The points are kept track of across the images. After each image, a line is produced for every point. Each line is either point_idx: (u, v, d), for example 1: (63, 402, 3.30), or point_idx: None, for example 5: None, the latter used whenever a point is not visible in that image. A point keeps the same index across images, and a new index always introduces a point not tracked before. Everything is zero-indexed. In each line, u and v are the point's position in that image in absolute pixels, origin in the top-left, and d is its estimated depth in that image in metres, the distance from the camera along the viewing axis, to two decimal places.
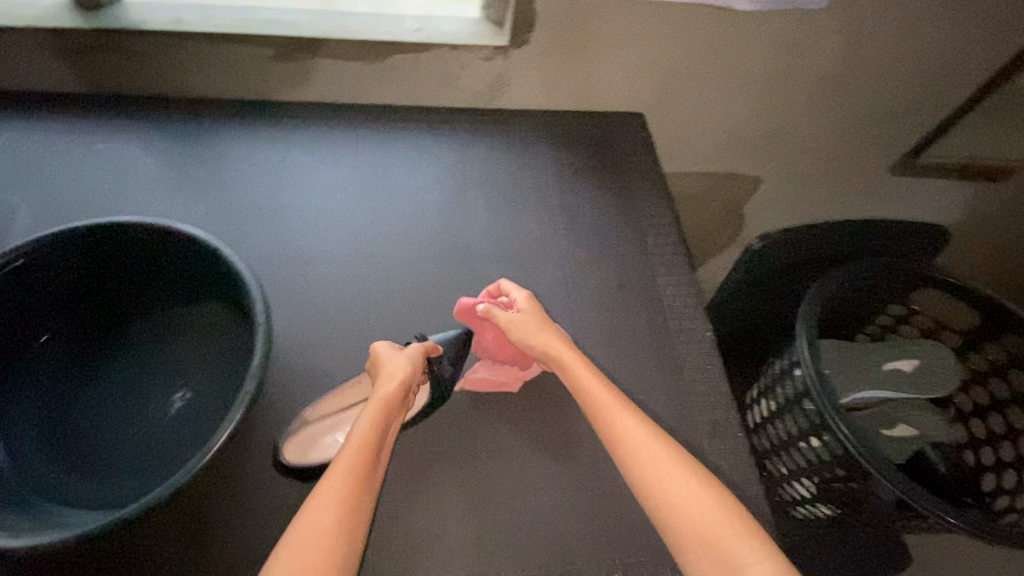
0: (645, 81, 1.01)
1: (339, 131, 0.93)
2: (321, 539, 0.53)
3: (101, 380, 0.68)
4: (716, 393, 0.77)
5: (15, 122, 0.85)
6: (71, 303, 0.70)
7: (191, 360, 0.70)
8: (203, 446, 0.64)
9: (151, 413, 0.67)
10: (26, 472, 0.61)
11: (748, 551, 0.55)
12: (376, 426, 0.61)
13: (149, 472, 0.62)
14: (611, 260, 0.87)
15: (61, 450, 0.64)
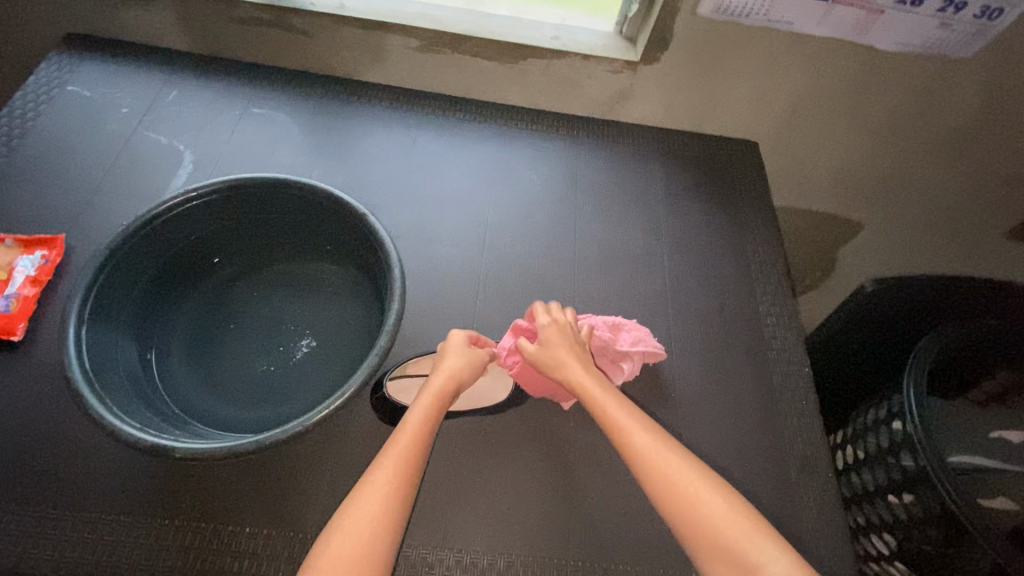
0: (763, 111, 1.01)
1: (464, 124, 0.98)
2: (367, 528, 0.54)
3: (241, 314, 0.83)
4: (804, 427, 0.77)
5: (185, 80, 0.95)
6: (230, 245, 0.87)
7: (312, 313, 0.83)
8: (318, 391, 0.75)
9: (280, 352, 0.79)
10: (174, 374, 0.77)
11: (762, 552, 0.54)
12: (424, 416, 0.63)
13: (271, 400, 0.75)
14: (710, 280, 0.88)
15: (201, 363, 0.79)
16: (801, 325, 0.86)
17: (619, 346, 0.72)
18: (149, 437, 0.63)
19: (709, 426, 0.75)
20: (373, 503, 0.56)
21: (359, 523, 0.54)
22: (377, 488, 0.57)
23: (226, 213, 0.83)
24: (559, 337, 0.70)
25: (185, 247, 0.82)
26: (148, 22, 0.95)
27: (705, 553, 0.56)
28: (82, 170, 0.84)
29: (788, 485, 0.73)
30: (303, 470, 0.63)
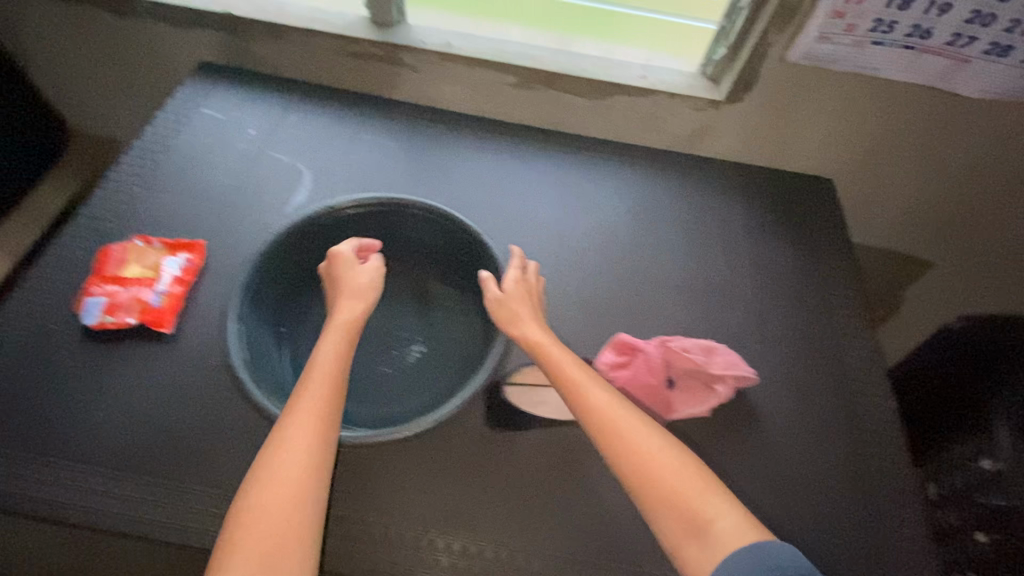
0: (842, 152, 1.04)
1: (551, 153, 1.05)
2: (305, 443, 0.62)
3: (362, 315, 0.94)
4: (880, 458, 0.79)
5: (302, 105, 1.05)
6: (355, 253, 0.98)
7: (423, 323, 0.94)
8: (429, 393, 0.85)
9: (395, 354, 0.90)
10: (304, 365, 0.88)
11: (713, 509, 0.59)
12: (332, 352, 0.71)
13: (388, 397, 0.85)
14: (789, 312, 0.91)
15: (327, 355, 0.90)
16: (881, 359, 0.88)
17: (714, 369, 0.76)
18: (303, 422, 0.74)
19: (792, 453, 0.78)
20: (309, 422, 0.63)
21: (304, 438, 0.62)
22: (309, 407, 0.65)
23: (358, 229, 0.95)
24: (522, 294, 0.80)
25: (322, 250, 0.93)
26: (273, 54, 1.06)
27: (657, 502, 0.61)
28: (215, 183, 0.93)
29: (868, 514, 0.75)
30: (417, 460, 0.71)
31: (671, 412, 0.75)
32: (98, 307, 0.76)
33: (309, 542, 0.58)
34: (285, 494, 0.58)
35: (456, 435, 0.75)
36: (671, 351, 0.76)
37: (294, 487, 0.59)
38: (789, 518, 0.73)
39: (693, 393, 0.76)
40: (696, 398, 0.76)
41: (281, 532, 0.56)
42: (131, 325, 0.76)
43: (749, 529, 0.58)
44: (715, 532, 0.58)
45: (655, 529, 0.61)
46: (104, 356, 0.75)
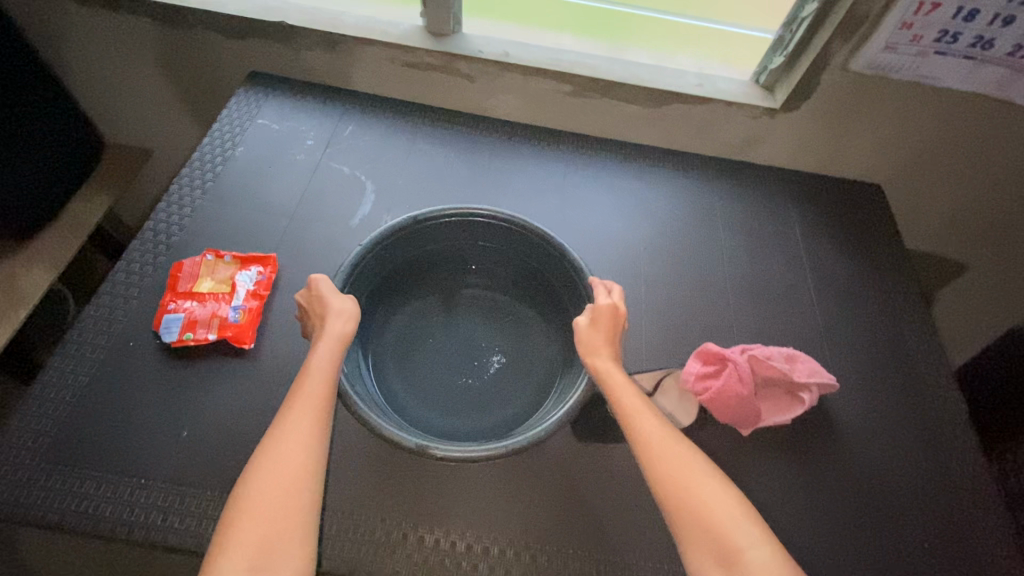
0: (890, 159, 1.06)
1: (605, 162, 1.06)
2: (299, 441, 0.60)
3: (438, 328, 0.92)
4: (951, 462, 0.80)
5: (357, 115, 1.04)
6: (430, 262, 0.96)
7: (504, 334, 0.92)
8: (515, 406, 0.85)
9: (476, 367, 0.88)
10: (386, 379, 0.86)
11: (745, 539, 0.57)
12: (328, 358, 0.68)
13: (474, 411, 0.84)
14: (851, 318, 0.92)
15: (408, 368, 0.88)
16: (945, 363, 0.89)
17: (799, 377, 0.77)
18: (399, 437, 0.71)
19: (870, 458, 0.79)
20: (303, 421, 0.61)
21: (298, 437, 0.60)
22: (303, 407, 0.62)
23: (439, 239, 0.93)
24: (608, 324, 0.75)
25: (400, 259, 0.92)
26: (326, 64, 1.05)
27: (687, 527, 0.59)
28: (278, 194, 0.92)
29: (950, 517, 0.76)
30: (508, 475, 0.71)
31: (759, 422, 0.76)
32: (177, 324, 0.75)
33: (307, 543, 0.57)
34: (281, 495, 0.57)
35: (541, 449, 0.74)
36: (760, 362, 0.76)
37: (287, 484, 0.57)
38: (873, 521, 0.74)
39: (777, 400, 0.78)
40: (780, 405, 0.78)
41: (272, 532, 0.55)
42: (211, 341, 0.74)
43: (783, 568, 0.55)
44: (746, 566, 0.55)
45: (685, 554, 0.59)
46: (181, 372, 0.72)
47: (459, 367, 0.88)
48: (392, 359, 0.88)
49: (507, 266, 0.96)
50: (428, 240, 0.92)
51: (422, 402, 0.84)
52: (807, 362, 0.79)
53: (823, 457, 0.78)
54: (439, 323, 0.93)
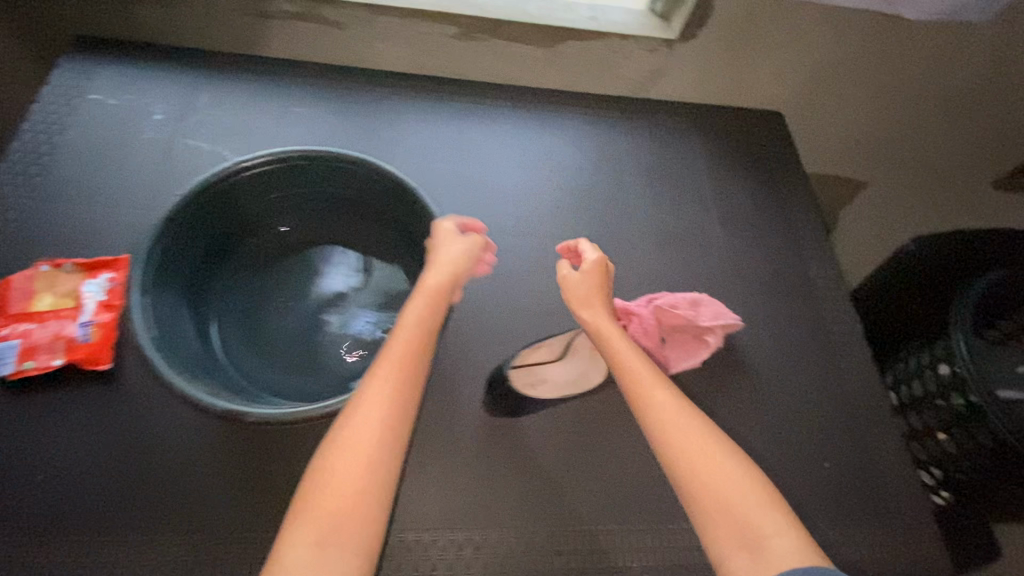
0: (789, 83, 1.04)
1: (503, 110, 0.98)
2: (381, 412, 0.55)
3: (291, 288, 0.87)
4: (853, 382, 0.83)
5: (215, 80, 0.91)
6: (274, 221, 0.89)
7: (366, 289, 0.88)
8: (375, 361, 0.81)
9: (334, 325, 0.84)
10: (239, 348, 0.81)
11: (771, 525, 0.52)
12: (416, 313, 0.65)
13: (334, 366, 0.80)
14: (757, 253, 0.92)
15: (264, 333, 0.83)
16: (844, 287, 0.92)
17: (704, 321, 0.78)
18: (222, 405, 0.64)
19: (778, 389, 0.81)
20: (377, 409, 0.55)
21: (379, 402, 0.56)
22: (399, 375, 0.58)
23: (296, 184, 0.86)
24: (599, 279, 0.73)
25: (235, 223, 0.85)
26: (167, 21, 0.90)
27: (699, 508, 0.54)
28: (124, 182, 0.79)
29: (854, 434, 0.79)
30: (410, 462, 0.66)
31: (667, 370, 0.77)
32: (12, 352, 0.64)
33: (368, 551, 0.50)
34: (348, 479, 0.51)
35: (446, 431, 0.70)
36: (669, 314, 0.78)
37: (361, 464, 0.52)
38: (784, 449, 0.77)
39: (686, 346, 0.79)
40: (688, 350, 0.79)
41: (340, 516, 0.50)
42: (59, 366, 0.65)
43: (815, 554, 0.50)
44: (772, 549, 0.50)
45: (707, 546, 0.54)
46: (26, 404, 0.63)
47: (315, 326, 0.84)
48: (249, 327, 0.83)
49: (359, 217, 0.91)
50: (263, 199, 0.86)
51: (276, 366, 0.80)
52: (711, 304, 0.81)
53: (731, 396, 0.79)
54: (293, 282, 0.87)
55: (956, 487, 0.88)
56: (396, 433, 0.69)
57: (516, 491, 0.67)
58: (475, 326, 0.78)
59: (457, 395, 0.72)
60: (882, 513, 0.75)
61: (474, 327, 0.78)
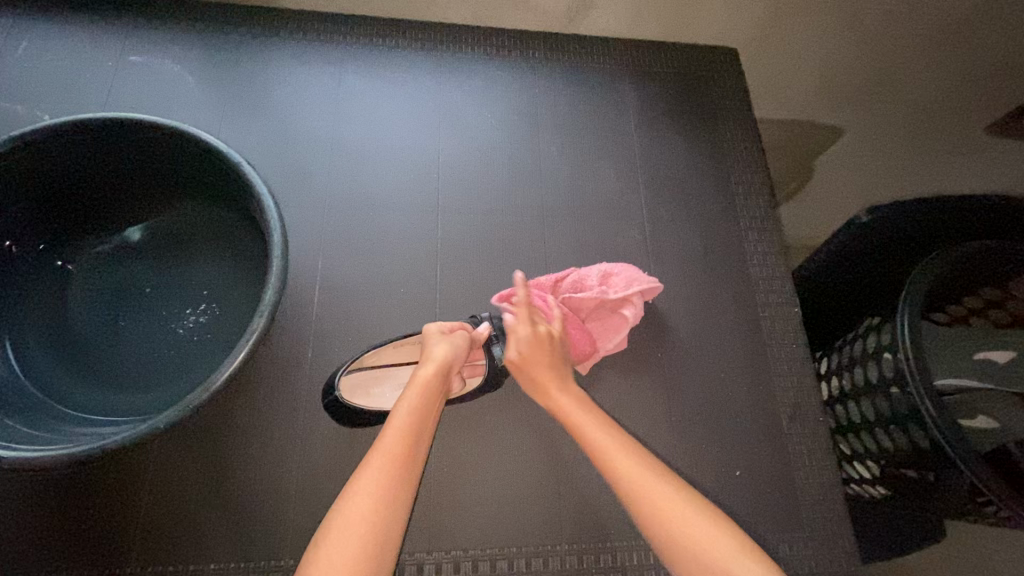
0: (744, 13, 0.87)
1: (397, 54, 0.82)
2: (378, 501, 0.46)
3: (111, 289, 0.61)
4: (778, 375, 0.74)
5: (39, 26, 0.76)
6: (74, 200, 0.62)
7: (213, 281, 0.63)
8: (213, 372, 0.58)
9: (162, 334, 0.60)
10: (37, 381, 0.56)
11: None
12: (413, 405, 0.54)
13: (172, 382, 0.58)
14: (684, 225, 0.80)
15: (68, 360, 0.58)
16: (786, 264, 0.80)
17: (615, 293, 0.67)
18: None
19: (692, 386, 0.72)
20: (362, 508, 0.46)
21: (372, 501, 0.46)
22: (385, 468, 0.49)
23: (67, 153, 0.59)
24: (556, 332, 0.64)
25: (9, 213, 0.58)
26: None
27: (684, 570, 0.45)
28: None
29: (768, 436, 0.71)
30: (242, 482, 0.59)
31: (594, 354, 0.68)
32: None
33: None
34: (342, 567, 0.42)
35: (285, 446, 0.60)
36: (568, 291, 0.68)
37: (359, 554, 0.43)
38: (683, 454, 0.69)
39: (598, 326, 0.69)
40: (601, 332, 0.69)
41: None
42: None
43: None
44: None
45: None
46: None
47: (142, 339, 0.60)
48: (52, 354, 0.58)
49: (192, 180, 0.64)
50: (31, 172, 0.58)
51: (92, 395, 0.57)
52: (620, 273, 0.69)
53: (629, 394, 0.71)
54: (116, 279, 0.62)
55: (888, 485, 0.81)
56: (226, 449, 0.59)
57: None
58: (334, 321, 0.67)
59: (304, 403, 0.62)
60: (794, 522, 0.67)
61: (341, 321, 0.67)
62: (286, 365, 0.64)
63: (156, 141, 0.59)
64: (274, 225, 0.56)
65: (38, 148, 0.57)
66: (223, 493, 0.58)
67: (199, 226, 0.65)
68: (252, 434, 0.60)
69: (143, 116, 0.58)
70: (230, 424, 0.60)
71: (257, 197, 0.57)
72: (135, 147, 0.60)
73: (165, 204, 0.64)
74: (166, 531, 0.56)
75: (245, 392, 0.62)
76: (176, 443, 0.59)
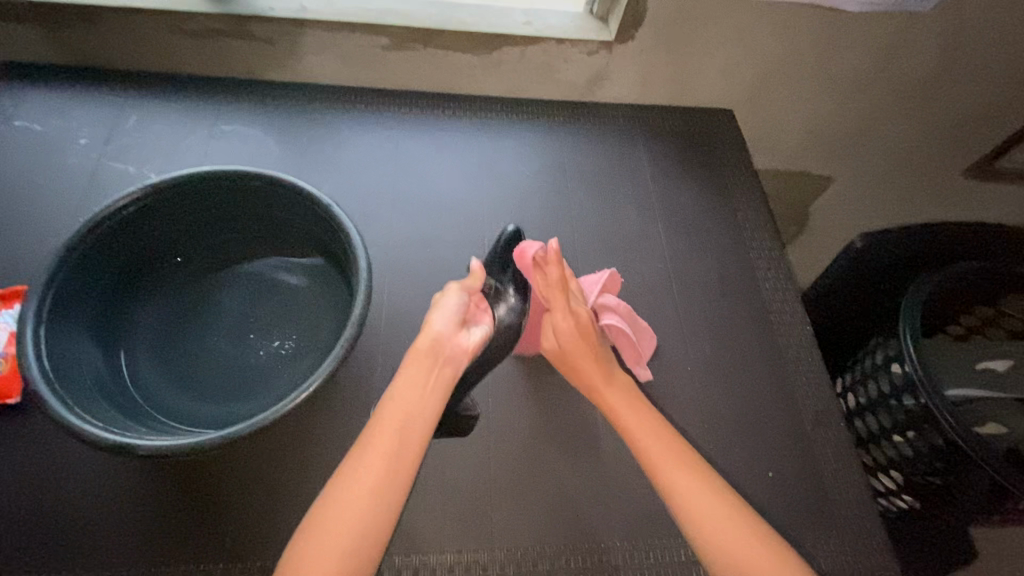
0: (735, 80, 1.01)
1: (442, 120, 0.96)
2: (372, 482, 0.55)
3: (211, 312, 0.72)
4: (797, 387, 0.80)
5: (146, 102, 0.90)
6: (186, 238, 0.74)
7: (297, 306, 0.74)
8: (299, 385, 0.67)
9: (252, 350, 0.70)
10: (148, 389, 0.66)
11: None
12: (410, 385, 0.60)
13: (261, 392, 0.67)
14: (697, 254, 0.90)
15: (174, 372, 0.68)
16: (793, 287, 0.89)
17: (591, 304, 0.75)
18: (113, 437, 0.54)
19: (721, 395, 0.78)
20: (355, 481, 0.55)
21: (367, 484, 0.54)
22: (378, 447, 0.56)
23: (186, 202, 0.71)
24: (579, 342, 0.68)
25: (137, 248, 0.70)
26: (90, 41, 0.89)
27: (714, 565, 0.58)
28: (47, 209, 0.79)
29: (796, 442, 0.76)
30: (318, 488, 0.63)
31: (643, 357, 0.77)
32: None
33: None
34: (340, 533, 0.52)
35: None
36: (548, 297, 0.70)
37: (354, 525, 0.53)
38: (718, 458, 0.74)
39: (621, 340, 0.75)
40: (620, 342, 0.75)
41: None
42: None
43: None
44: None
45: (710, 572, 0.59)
46: None
47: (235, 354, 0.70)
48: (161, 365, 0.68)
49: (281, 224, 0.75)
50: (158, 216, 0.70)
51: (194, 401, 0.66)
52: (596, 288, 0.75)
53: (663, 404, 0.77)
54: (216, 305, 0.73)
55: (914, 494, 0.85)
56: (303, 457, 0.64)
57: (441, 512, 0.65)
58: (396, 343, 0.74)
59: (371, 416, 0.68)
60: (828, 519, 0.72)
61: (402, 343, 0.74)
62: (357, 379, 0.70)
63: (257, 190, 0.71)
64: (360, 251, 0.66)
65: (165, 196, 0.69)
66: (303, 496, 0.62)
67: (291, 265, 0.77)
68: (326, 443, 0.65)
69: (251, 168, 0.70)
70: (309, 430, 0.66)
71: (342, 232, 0.68)
72: (242, 197, 0.72)
73: (258, 242, 0.77)
74: (252, 527, 0.60)
75: (322, 403, 0.68)
76: (264, 447, 0.65)
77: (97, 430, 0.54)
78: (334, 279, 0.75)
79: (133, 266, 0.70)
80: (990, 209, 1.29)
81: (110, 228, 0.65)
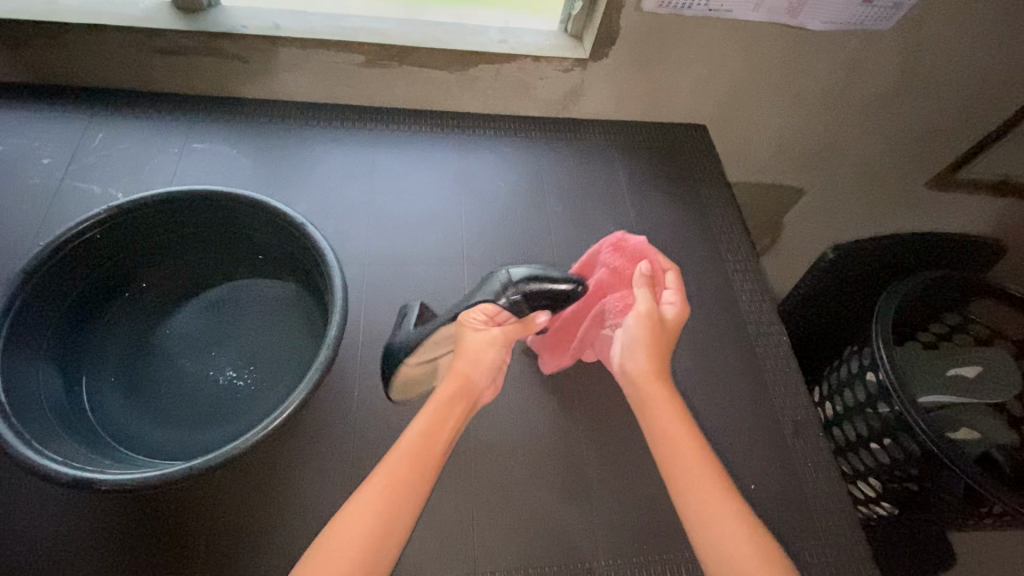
0: (708, 97, 1.03)
1: (419, 136, 0.96)
2: (368, 533, 0.51)
3: (179, 336, 0.70)
4: (776, 399, 0.81)
5: (113, 121, 0.88)
6: (156, 257, 0.72)
7: (269, 331, 0.72)
8: (271, 411, 0.65)
9: (220, 376, 0.68)
10: (110, 418, 0.63)
11: None
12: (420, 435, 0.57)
13: (233, 419, 0.65)
14: (675, 268, 0.91)
15: (138, 398, 0.65)
16: (770, 299, 0.90)
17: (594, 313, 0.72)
18: (71, 471, 0.51)
19: (703, 409, 0.79)
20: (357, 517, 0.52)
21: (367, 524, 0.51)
22: (384, 495, 0.53)
23: (153, 222, 0.68)
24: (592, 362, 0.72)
25: (103, 268, 0.68)
26: (55, 59, 0.87)
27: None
28: (8, 232, 0.76)
29: (777, 453, 0.77)
30: (292, 518, 0.61)
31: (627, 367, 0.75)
32: None
33: None
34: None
35: (330, 483, 0.63)
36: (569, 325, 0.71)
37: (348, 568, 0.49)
38: None
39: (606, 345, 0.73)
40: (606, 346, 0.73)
41: None
42: None
43: None
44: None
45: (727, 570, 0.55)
46: None
47: (203, 380, 0.67)
48: (124, 393, 0.65)
49: (253, 244, 0.74)
50: (128, 234, 0.68)
51: (160, 428, 0.64)
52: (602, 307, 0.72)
53: None
54: (184, 329, 0.71)
55: (893, 501, 0.86)
56: (276, 486, 0.62)
57: (420, 538, 0.63)
58: (373, 363, 0.72)
59: (347, 442, 0.66)
60: (812, 531, 0.72)
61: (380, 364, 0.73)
62: (335, 404, 0.68)
63: (229, 209, 0.69)
64: (335, 272, 0.65)
65: (133, 216, 0.66)
66: (275, 527, 0.60)
67: (264, 287, 0.75)
68: (301, 471, 0.63)
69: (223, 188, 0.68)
70: (282, 459, 0.64)
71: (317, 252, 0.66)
72: (215, 216, 0.70)
73: (229, 261, 0.75)
74: (222, 561, 0.58)
75: (295, 429, 0.66)
76: (236, 475, 0.62)
77: (55, 464, 0.51)
78: (308, 301, 0.73)
79: (98, 285, 0.68)
80: (953, 219, 1.33)
81: (74, 247, 0.63)
